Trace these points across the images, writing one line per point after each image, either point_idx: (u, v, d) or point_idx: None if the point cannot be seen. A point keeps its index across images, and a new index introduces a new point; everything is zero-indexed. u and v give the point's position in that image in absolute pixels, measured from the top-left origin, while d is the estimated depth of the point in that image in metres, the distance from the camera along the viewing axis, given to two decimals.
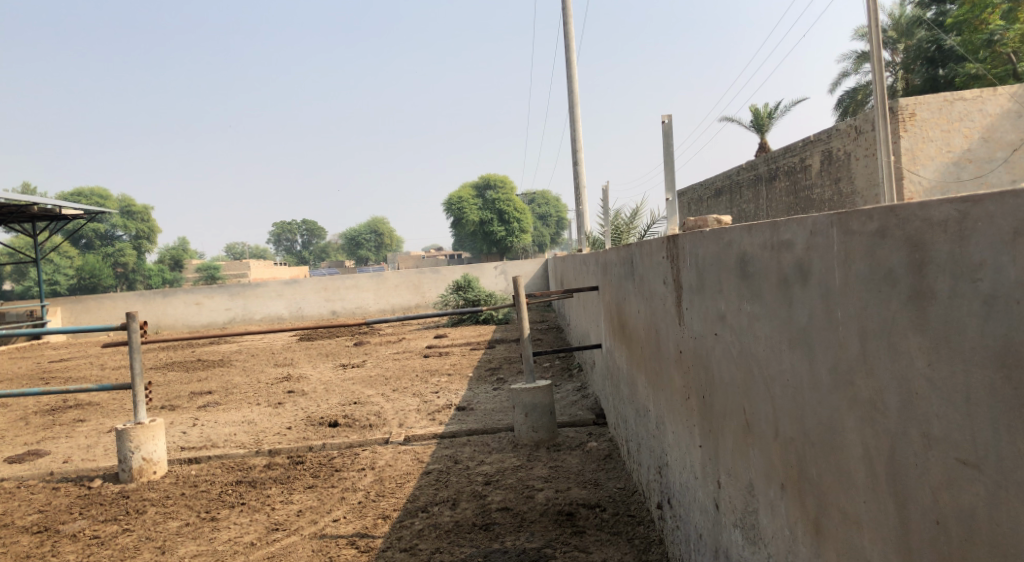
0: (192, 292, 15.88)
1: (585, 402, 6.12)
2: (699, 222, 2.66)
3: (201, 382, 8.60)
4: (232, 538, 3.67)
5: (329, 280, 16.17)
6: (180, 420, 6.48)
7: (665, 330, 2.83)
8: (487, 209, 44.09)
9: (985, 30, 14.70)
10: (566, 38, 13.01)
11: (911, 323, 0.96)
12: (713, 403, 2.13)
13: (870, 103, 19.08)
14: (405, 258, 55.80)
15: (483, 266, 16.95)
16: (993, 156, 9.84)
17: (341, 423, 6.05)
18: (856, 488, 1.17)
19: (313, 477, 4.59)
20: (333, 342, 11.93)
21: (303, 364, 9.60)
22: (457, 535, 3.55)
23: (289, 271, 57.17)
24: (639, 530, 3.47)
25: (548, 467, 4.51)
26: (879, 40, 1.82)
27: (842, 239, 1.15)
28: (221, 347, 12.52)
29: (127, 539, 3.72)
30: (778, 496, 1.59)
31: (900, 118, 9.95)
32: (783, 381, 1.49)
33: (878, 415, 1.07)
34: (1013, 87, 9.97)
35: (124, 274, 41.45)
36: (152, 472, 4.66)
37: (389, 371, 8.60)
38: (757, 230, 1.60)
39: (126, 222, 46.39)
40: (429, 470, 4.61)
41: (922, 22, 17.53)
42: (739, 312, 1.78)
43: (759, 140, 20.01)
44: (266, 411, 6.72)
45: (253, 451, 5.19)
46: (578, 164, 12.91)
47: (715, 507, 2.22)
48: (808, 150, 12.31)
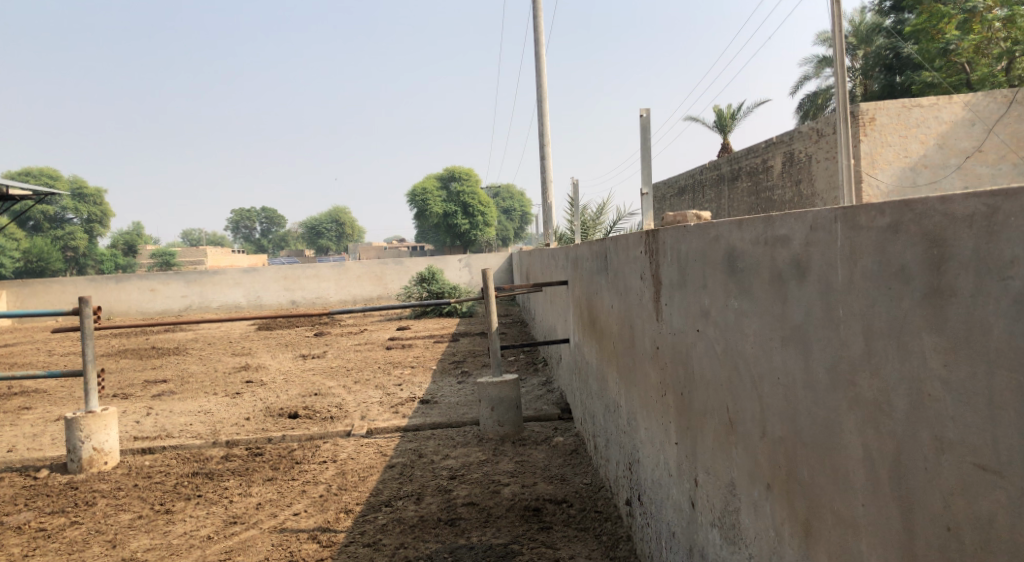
0: (147, 278, 15.37)
1: (550, 397, 6.10)
2: (679, 217, 2.63)
3: (155, 370, 8.31)
4: (187, 531, 3.53)
5: (289, 269, 15.85)
6: (133, 409, 6.25)
7: (640, 325, 2.79)
8: (451, 202, 43.86)
9: (941, 39, 15.02)
10: (535, 32, 12.94)
11: (924, 322, 0.93)
12: (692, 400, 2.10)
13: (830, 107, 19.49)
14: (367, 249, 55.05)
15: (448, 259, 16.82)
16: (947, 162, 10.30)
17: (301, 414, 5.91)
18: (854, 491, 1.14)
19: (273, 470, 4.46)
20: (292, 332, 11.70)
21: (262, 354, 9.37)
22: (422, 530, 3.47)
23: (248, 259, 56.03)
24: (606, 526, 3.45)
25: (514, 462, 4.46)
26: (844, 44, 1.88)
27: (847, 235, 1.11)
28: (177, 335, 12.17)
29: (75, 532, 3.54)
30: (763, 496, 1.57)
31: (860, 122, 10.18)
32: (773, 380, 1.46)
33: (883, 417, 1.04)
34: (968, 95, 10.17)
35: (74, 258, 39.98)
36: (103, 463, 4.46)
37: (351, 363, 8.44)
38: (748, 226, 1.56)
39: (78, 205, 44.93)
40: (392, 463, 4.52)
41: (880, 30, 17.97)
42: (725, 309, 1.75)
43: (722, 140, 20.27)
44: (224, 401, 6.53)
45: (209, 442, 5.02)
46: (545, 158, 12.89)
47: (690, 505, 2.20)
48: (770, 152, 12.52)
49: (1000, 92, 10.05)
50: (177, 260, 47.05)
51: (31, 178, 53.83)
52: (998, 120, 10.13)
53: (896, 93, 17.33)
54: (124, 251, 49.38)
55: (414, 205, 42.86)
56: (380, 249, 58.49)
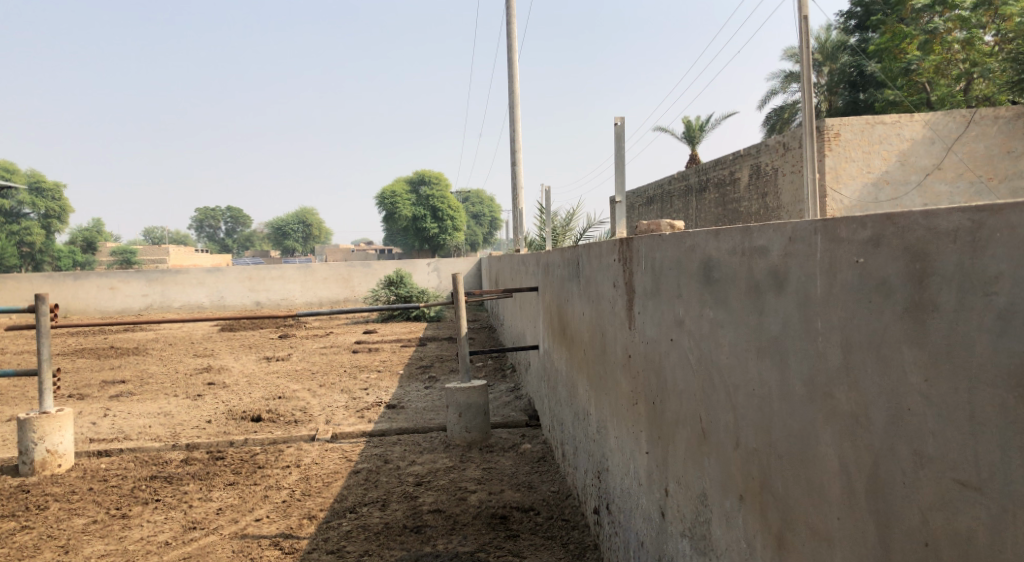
0: (106, 276, 14.93)
1: (518, 403, 6.07)
2: (652, 226, 2.63)
3: (113, 370, 8.06)
4: (144, 537, 3.41)
5: (254, 270, 15.57)
6: (89, 410, 6.04)
7: (612, 333, 2.79)
8: (421, 205, 43.64)
9: (903, 58, 15.36)
10: (509, 38, 12.96)
11: (906, 335, 0.93)
12: (664, 409, 2.09)
13: (796, 121, 19.91)
14: (335, 250, 54.49)
15: (416, 263, 16.71)
16: (908, 179, 10.55)
17: (265, 418, 5.78)
18: (829, 504, 1.14)
19: (235, 474, 4.34)
20: (256, 334, 11.48)
21: (225, 356, 9.16)
22: (387, 537, 3.40)
23: (210, 260, 54.95)
24: (573, 535, 3.43)
25: (481, 469, 4.42)
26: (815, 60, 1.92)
27: (827, 247, 1.11)
28: (136, 334, 11.83)
29: (25, 537, 3.39)
30: (735, 507, 1.56)
31: (825, 137, 10.43)
32: (748, 390, 1.46)
33: (860, 430, 1.04)
34: (929, 114, 10.46)
35: (29, 253, 38.72)
36: (56, 466, 4.29)
37: (316, 366, 8.30)
38: (725, 236, 1.56)
39: (35, 199, 43.60)
40: (358, 469, 4.44)
41: (845, 47, 18.48)
42: (700, 318, 1.74)
43: (690, 151, 20.55)
44: (184, 403, 6.36)
45: (169, 445, 4.87)
46: (517, 164, 12.90)
47: (660, 515, 2.19)
48: (737, 164, 12.73)
49: (959, 112, 10.44)
50: (138, 257, 45.95)
51: None
52: (957, 139, 10.52)
53: (859, 110, 17.72)
54: (82, 247, 47.94)
55: (383, 207, 42.56)
56: (347, 251, 57.93)
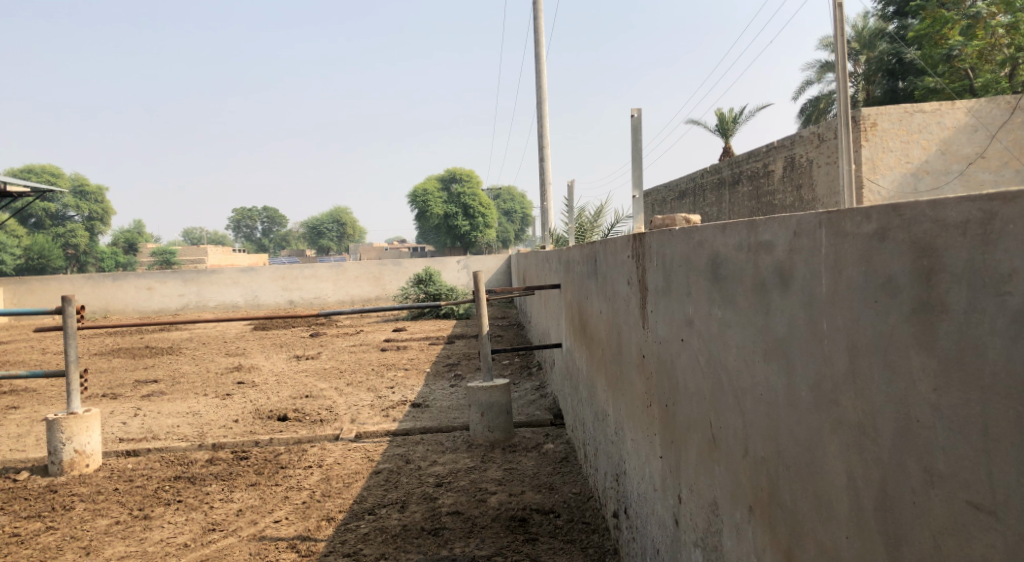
0: (144, 277, 15.28)
1: (543, 402, 5.99)
2: (666, 220, 2.54)
3: (147, 370, 8.21)
4: (163, 538, 3.43)
5: (287, 269, 15.74)
6: (121, 410, 6.14)
7: (627, 332, 2.70)
8: (453, 203, 43.74)
9: (944, 45, 14.97)
10: (536, 34, 12.89)
11: (912, 340, 0.84)
12: (677, 413, 2.00)
13: (832, 111, 19.42)
14: (368, 249, 55.09)
15: (446, 261, 16.73)
16: (949, 168, 10.16)
17: (291, 417, 5.81)
18: (837, 521, 1.05)
19: (257, 475, 4.36)
20: (288, 333, 11.60)
21: (256, 355, 9.28)
22: (404, 540, 3.37)
23: (247, 259, 55.97)
24: (593, 539, 3.35)
25: (503, 469, 4.36)
26: (842, 44, 1.83)
27: (831, 242, 1.02)
28: (172, 334, 12.06)
29: (49, 538, 3.44)
30: (744, 519, 1.47)
31: (861, 128, 10.04)
32: (755, 395, 1.37)
33: (867, 442, 0.95)
34: (971, 101, 10.10)
35: (74, 256, 39.81)
36: (84, 465, 4.36)
37: (344, 364, 8.33)
38: (732, 230, 1.47)
39: (80, 203, 44.94)
40: (379, 469, 4.42)
41: (884, 35, 17.94)
42: (709, 317, 1.65)
43: (723, 144, 20.21)
44: (213, 402, 6.43)
45: (195, 445, 4.93)
46: (545, 160, 12.81)
47: (674, 522, 2.10)
48: (770, 156, 12.42)
49: (1003, 98, 10.03)
50: (176, 258, 46.96)
51: (32, 174, 53.84)
52: (1001, 126, 10.10)
53: (898, 99, 17.14)
54: (125, 248, 49.35)
55: (416, 205, 42.87)
56: (381, 249, 58.51)
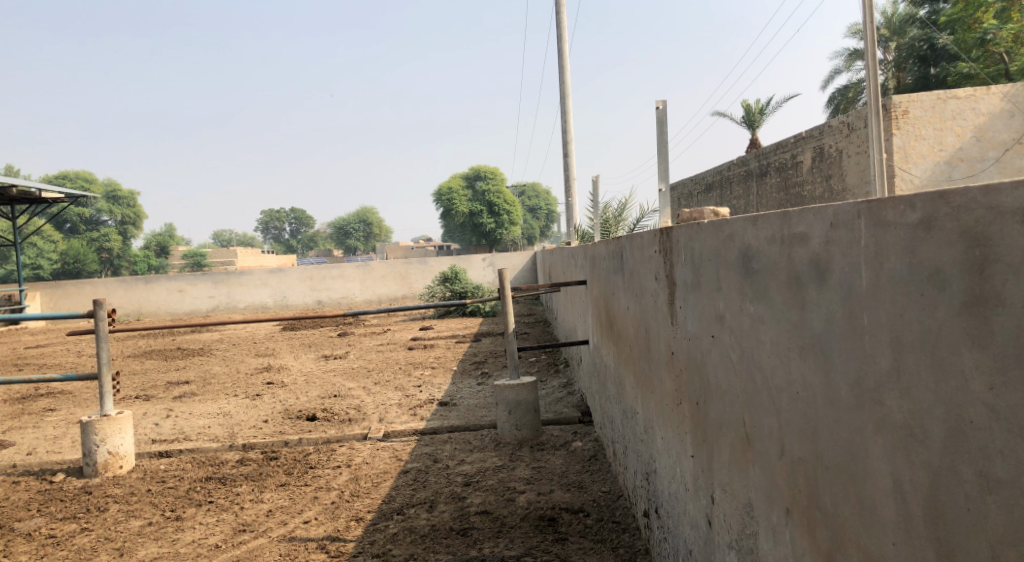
0: (175, 279, 15.54)
1: (571, 399, 5.96)
2: (694, 214, 2.48)
3: (179, 371, 8.35)
4: (195, 539, 3.47)
5: (314, 269, 15.90)
6: (154, 411, 6.25)
7: (655, 329, 2.65)
8: (477, 200, 43.81)
9: (978, 29, 14.70)
10: (558, 29, 12.82)
11: (965, 335, 0.78)
12: (708, 412, 1.95)
13: (862, 100, 19.01)
14: (394, 248, 55.41)
15: (472, 259, 16.74)
16: (985, 155, 9.86)
17: (319, 417, 5.84)
18: (882, 526, 1.00)
19: (286, 475, 4.39)
20: (315, 333, 11.71)
21: (285, 355, 9.38)
22: (433, 540, 3.36)
23: (277, 260, 56.62)
24: (624, 538, 3.30)
25: (531, 468, 4.33)
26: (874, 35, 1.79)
27: (872, 233, 0.97)
28: (203, 335, 12.24)
29: (84, 539, 3.50)
30: (781, 521, 1.42)
31: (893, 116, 9.78)
32: (791, 393, 1.32)
33: (915, 444, 0.89)
34: (1007, 86, 9.84)
35: (109, 259, 40.62)
36: (118, 467, 4.43)
37: (372, 363, 8.38)
38: (763, 223, 1.41)
39: (113, 208, 45.89)
40: (407, 469, 4.42)
41: (914, 21, 17.47)
42: (740, 313, 1.60)
43: (750, 136, 19.90)
44: (244, 403, 6.51)
45: (226, 445, 4.98)
46: (569, 155, 12.73)
47: (706, 523, 2.05)
48: (799, 147, 12.19)
49: None
50: (206, 261, 47.69)
51: (67, 181, 55.24)
52: None
53: (931, 85, 16.66)
54: (157, 251, 50.24)
55: (441, 204, 43.03)
56: (407, 248, 58.79)
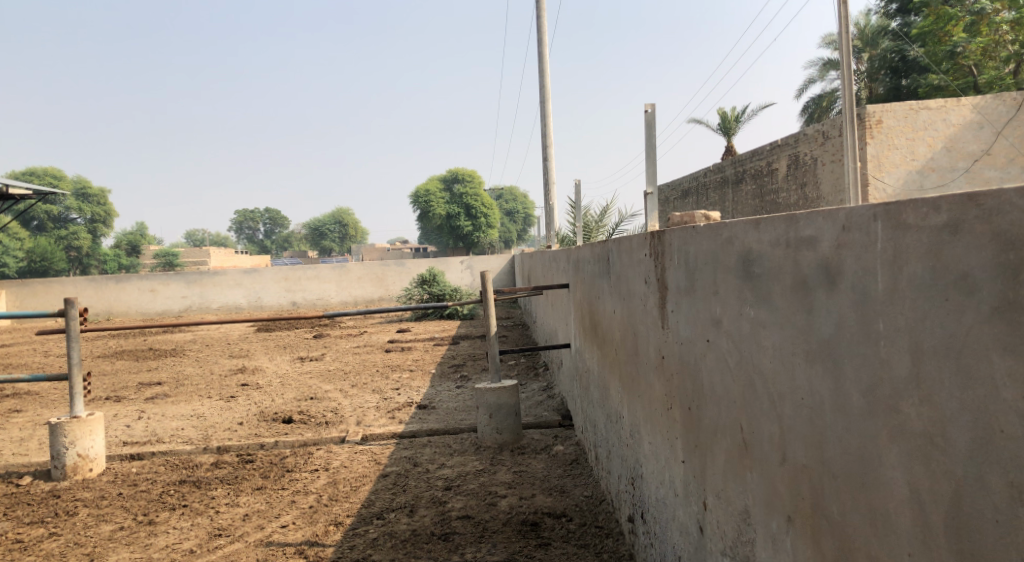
0: (147, 278, 15.22)
1: (551, 403, 5.92)
2: (686, 217, 2.46)
3: (150, 372, 8.15)
4: (169, 545, 3.36)
5: (290, 270, 15.69)
6: (124, 413, 6.08)
7: (644, 333, 2.62)
8: (454, 203, 43.63)
9: (948, 42, 15.02)
10: (539, 33, 12.81)
11: (998, 342, 0.77)
12: (701, 417, 1.93)
13: (835, 109, 19.31)
14: (369, 250, 54.94)
15: (449, 261, 16.66)
16: (955, 166, 10.12)
17: (296, 419, 5.74)
18: (896, 536, 0.98)
19: (263, 478, 4.29)
20: (291, 334, 11.54)
21: (259, 356, 9.21)
22: (414, 545, 3.30)
23: (251, 260, 55.86)
24: (608, 543, 3.27)
25: (512, 472, 4.28)
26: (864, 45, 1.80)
27: (889, 237, 0.95)
28: (175, 336, 11.99)
29: (52, 544, 3.38)
30: (781, 529, 1.40)
31: (866, 125, 9.94)
32: (795, 399, 1.30)
33: (936, 452, 0.88)
34: (977, 98, 10.04)
35: (77, 258, 39.67)
36: (88, 470, 4.29)
37: (348, 366, 8.27)
38: (766, 226, 1.39)
39: (82, 205, 44.86)
40: (386, 473, 4.35)
41: (886, 32, 17.78)
42: (739, 317, 1.58)
43: (725, 143, 20.11)
44: (218, 405, 6.37)
45: (200, 448, 4.86)
46: (548, 159, 12.73)
47: (698, 529, 2.03)
48: (774, 154, 12.33)
49: (1009, 95, 9.98)
50: (178, 260, 46.85)
51: (33, 176, 53.91)
52: (1007, 123, 10.04)
53: (902, 97, 16.94)
54: (127, 250, 49.22)
55: (418, 206, 42.85)
56: (383, 250, 58.37)
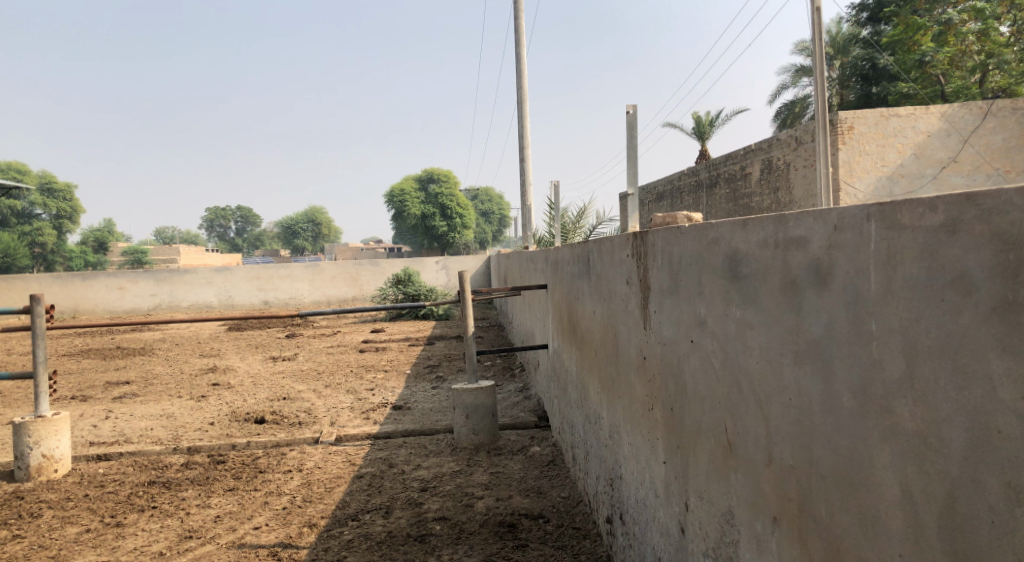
0: (114, 276, 14.88)
1: (527, 404, 5.92)
2: (667, 218, 2.46)
3: (118, 371, 7.97)
4: (138, 547, 3.27)
5: (262, 269, 15.47)
6: (91, 412, 5.92)
7: (625, 333, 2.62)
8: (430, 203, 43.45)
9: (917, 51, 15.41)
10: (517, 35, 12.80)
11: (995, 342, 0.78)
12: (684, 418, 1.93)
13: (807, 115, 19.62)
14: (343, 249, 54.47)
15: (425, 261, 16.57)
16: (923, 172, 10.37)
17: (268, 419, 5.65)
18: (887, 538, 0.97)
19: (235, 479, 4.20)
20: (263, 334, 11.37)
21: (231, 355, 9.05)
22: (390, 547, 3.25)
23: (221, 259, 54.97)
24: (585, 545, 3.27)
25: (489, 473, 4.26)
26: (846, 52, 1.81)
27: (882, 236, 0.95)
28: (144, 335, 11.74)
29: (16, 547, 3.26)
30: (767, 530, 1.40)
31: (839, 131, 10.12)
32: (783, 400, 1.29)
33: (929, 453, 0.88)
34: (945, 106, 10.22)
35: (41, 254, 38.60)
36: (52, 471, 4.16)
37: (322, 365, 8.18)
38: (754, 226, 1.39)
39: (46, 200, 43.71)
40: (361, 474, 4.29)
41: (857, 41, 18.11)
42: (725, 318, 1.57)
43: (700, 147, 20.32)
44: (188, 404, 6.23)
45: (170, 448, 4.75)
46: (525, 160, 12.73)
47: (679, 531, 2.03)
48: (748, 159, 12.49)
49: (975, 104, 10.16)
50: (146, 257, 45.91)
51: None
52: (973, 131, 10.25)
53: (872, 104, 17.21)
54: (94, 247, 48.13)
55: (393, 205, 42.61)
56: (357, 250, 57.90)
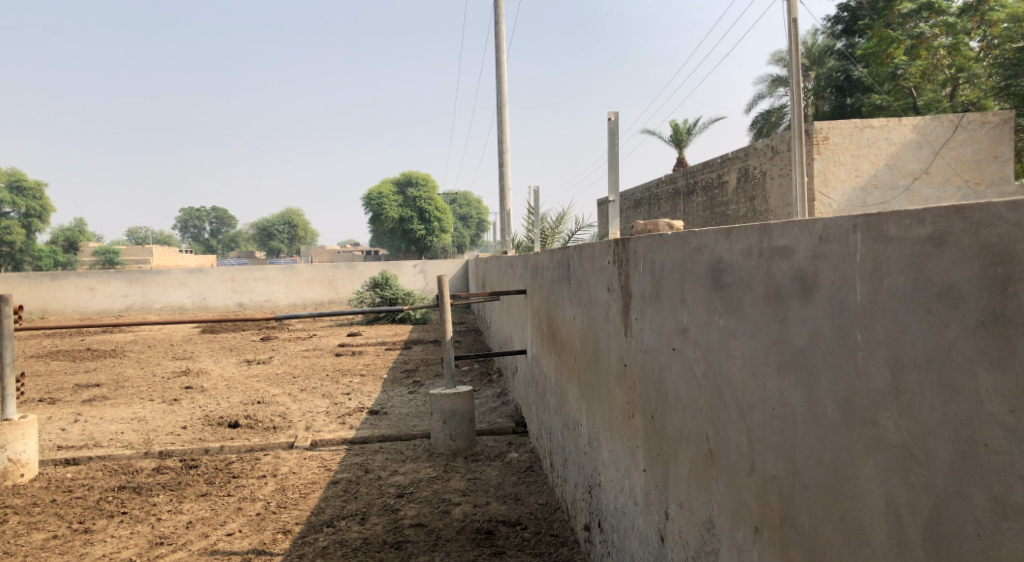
0: (86, 276, 14.57)
1: (505, 410, 5.88)
2: (649, 226, 2.46)
3: (88, 373, 7.78)
4: (106, 554, 3.18)
5: (237, 271, 15.27)
6: (59, 416, 5.78)
7: (606, 341, 2.62)
8: (407, 206, 43.22)
9: (890, 63, 15.77)
10: (497, 40, 12.82)
11: (981, 355, 0.78)
12: (665, 425, 1.92)
13: (783, 125, 19.85)
14: (319, 252, 53.90)
15: (403, 265, 16.46)
16: (896, 183, 10.49)
17: (242, 423, 5.54)
18: (872, 549, 0.97)
19: (207, 484, 4.11)
20: (238, 336, 11.20)
21: (204, 358, 8.90)
22: (365, 554, 3.20)
23: (195, 260, 54.17)
24: (562, 551, 3.25)
25: (466, 479, 4.22)
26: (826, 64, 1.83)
27: (868, 247, 0.95)
28: (115, 337, 11.49)
29: None
30: (748, 539, 1.40)
31: (815, 140, 10.35)
32: (766, 409, 1.29)
33: (914, 464, 0.88)
34: (917, 118, 10.43)
35: (9, 253, 37.68)
36: (19, 475, 4.04)
37: (298, 369, 8.06)
38: (738, 235, 1.39)
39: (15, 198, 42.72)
40: (337, 479, 4.22)
41: (831, 52, 18.42)
42: (708, 326, 1.57)
43: (678, 154, 20.48)
44: (160, 408, 6.10)
45: (142, 452, 4.63)
46: (504, 165, 12.74)
47: (658, 539, 2.02)
48: (725, 167, 12.62)
49: (946, 116, 10.42)
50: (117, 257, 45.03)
51: None
52: (944, 143, 10.49)
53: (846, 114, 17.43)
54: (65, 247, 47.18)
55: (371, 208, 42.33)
56: (334, 253, 57.37)
